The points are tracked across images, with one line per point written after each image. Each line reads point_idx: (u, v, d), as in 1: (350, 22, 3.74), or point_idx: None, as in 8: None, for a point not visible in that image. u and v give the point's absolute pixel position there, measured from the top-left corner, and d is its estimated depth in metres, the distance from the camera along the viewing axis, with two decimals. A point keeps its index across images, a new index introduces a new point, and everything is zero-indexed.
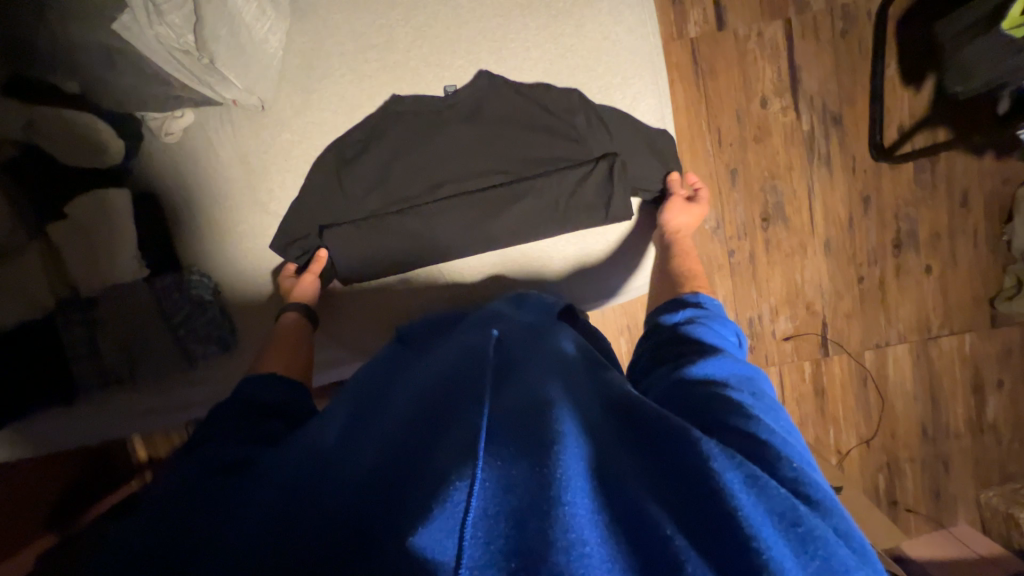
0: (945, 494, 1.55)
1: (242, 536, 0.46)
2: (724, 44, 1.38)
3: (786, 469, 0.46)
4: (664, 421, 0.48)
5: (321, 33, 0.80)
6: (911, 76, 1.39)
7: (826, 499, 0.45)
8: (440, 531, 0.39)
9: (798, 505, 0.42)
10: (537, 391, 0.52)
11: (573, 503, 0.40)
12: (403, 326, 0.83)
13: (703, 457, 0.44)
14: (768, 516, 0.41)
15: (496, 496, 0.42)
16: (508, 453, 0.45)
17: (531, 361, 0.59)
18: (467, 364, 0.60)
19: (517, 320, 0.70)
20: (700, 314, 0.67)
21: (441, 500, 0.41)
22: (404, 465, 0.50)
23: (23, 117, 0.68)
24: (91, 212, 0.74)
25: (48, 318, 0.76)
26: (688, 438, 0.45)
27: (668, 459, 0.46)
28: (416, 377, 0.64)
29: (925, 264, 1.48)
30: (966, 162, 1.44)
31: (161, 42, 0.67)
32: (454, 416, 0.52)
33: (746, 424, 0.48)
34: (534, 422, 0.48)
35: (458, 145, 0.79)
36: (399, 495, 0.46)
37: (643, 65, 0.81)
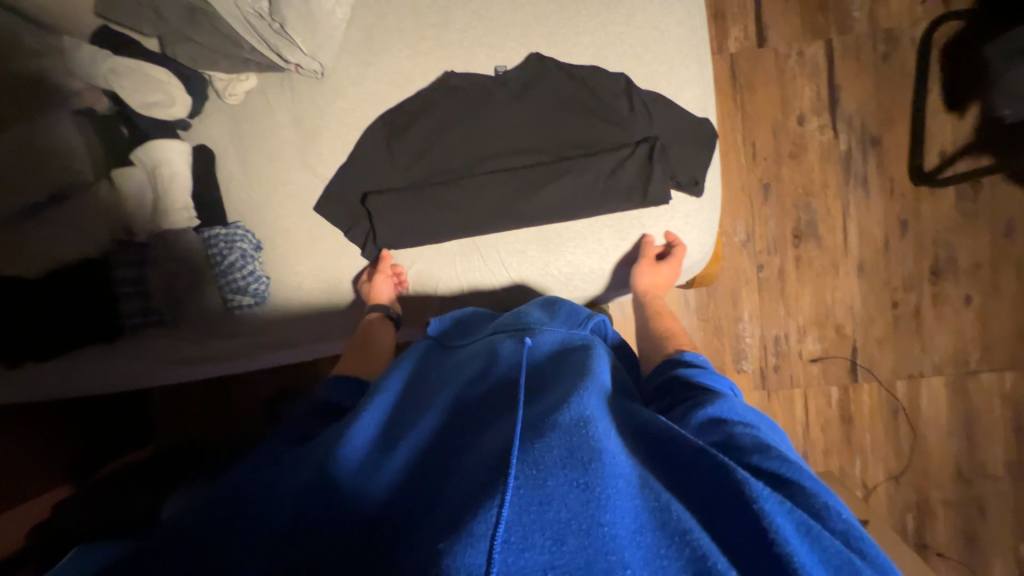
0: (981, 543, 1.45)
1: (274, 527, 0.46)
2: (764, 60, 1.40)
3: (836, 520, 0.46)
4: (702, 455, 0.49)
5: (383, 10, 0.84)
6: (955, 102, 1.38)
7: (880, 556, 0.44)
8: (473, 540, 0.38)
9: (855, 558, 0.42)
10: (570, 402, 0.53)
11: (612, 524, 0.41)
12: (433, 317, 0.83)
13: (750, 498, 0.44)
14: (822, 565, 0.42)
15: (531, 506, 0.41)
16: (543, 462, 0.45)
17: (563, 375, 0.60)
18: (500, 378, 0.61)
19: (550, 329, 0.71)
20: (700, 365, 0.69)
21: (477, 505, 0.41)
22: (438, 473, 0.51)
23: (107, 63, 0.76)
24: (154, 157, 0.80)
25: (102, 256, 0.80)
26: (731, 476, 0.46)
27: (708, 496, 0.47)
28: (448, 384, 0.66)
29: (964, 294, 1.43)
30: (1011, 192, 1.40)
31: (237, 6, 0.72)
32: (489, 428, 0.54)
33: (785, 469, 0.50)
34: (568, 433, 0.48)
35: (503, 123, 0.82)
36: (433, 501, 0.47)
37: (689, 57, 0.83)
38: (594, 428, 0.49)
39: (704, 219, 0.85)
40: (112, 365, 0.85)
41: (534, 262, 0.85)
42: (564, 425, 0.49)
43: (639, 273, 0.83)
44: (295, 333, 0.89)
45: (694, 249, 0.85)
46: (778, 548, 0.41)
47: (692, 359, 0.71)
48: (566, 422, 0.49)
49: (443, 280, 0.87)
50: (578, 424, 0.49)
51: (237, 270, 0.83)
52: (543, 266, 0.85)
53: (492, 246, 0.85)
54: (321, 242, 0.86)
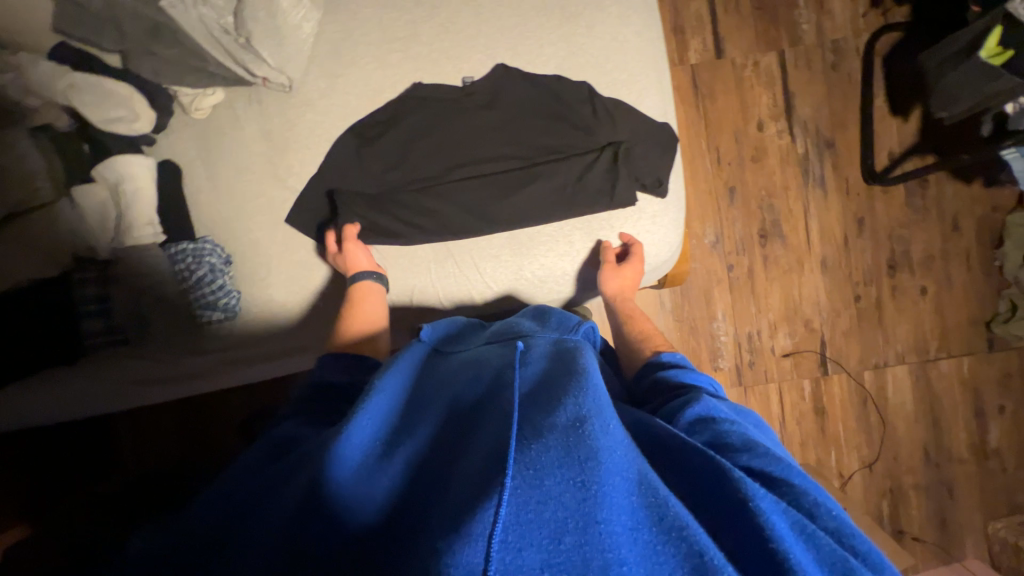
0: (952, 524, 1.51)
1: (265, 539, 0.46)
2: (723, 70, 1.47)
3: (827, 517, 0.48)
4: (700, 455, 0.51)
5: (350, 24, 0.86)
6: (899, 106, 1.47)
7: (872, 551, 0.46)
8: (472, 540, 0.39)
9: (848, 557, 0.44)
10: (568, 397, 0.52)
11: (609, 521, 0.41)
12: (425, 326, 0.82)
13: (745, 497, 0.46)
14: (817, 564, 0.43)
15: (528, 506, 0.42)
16: (541, 461, 0.45)
17: (561, 370, 0.59)
18: (497, 376, 0.60)
19: (543, 335, 0.72)
20: (683, 365, 0.71)
21: (475, 508, 0.42)
22: (435, 473, 0.51)
23: (65, 79, 0.75)
24: (118, 172, 0.78)
25: (63, 275, 0.78)
26: (727, 478, 0.48)
27: (707, 493, 0.49)
28: (443, 385, 0.65)
29: (920, 285, 1.51)
30: (955, 188, 1.50)
31: (202, 22, 0.75)
32: (485, 424, 0.53)
33: (776, 468, 0.52)
34: (566, 430, 0.48)
35: (473, 131, 0.84)
36: (429, 504, 0.47)
37: (648, 66, 0.87)
38: (593, 423, 0.49)
39: (671, 219, 0.88)
40: (72, 385, 0.82)
41: (508, 266, 0.86)
42: (561, 425, 0.48)
43: (605, 282, 0.84)
44: (269, 347, 0.87)
45: (663, 249, 0.88)
46: (773, 546, 0.43)
47: (675, 359, 0.73)
48: (563, 420, 0.49)
49: (422, 289, 0.87)
50: (575, 424, 0.48)
51: (208, 286, 0.82)
52: (519, 271, 0.86)
53: (466, 251, 0.86)
54: (296, 254, 0.86)
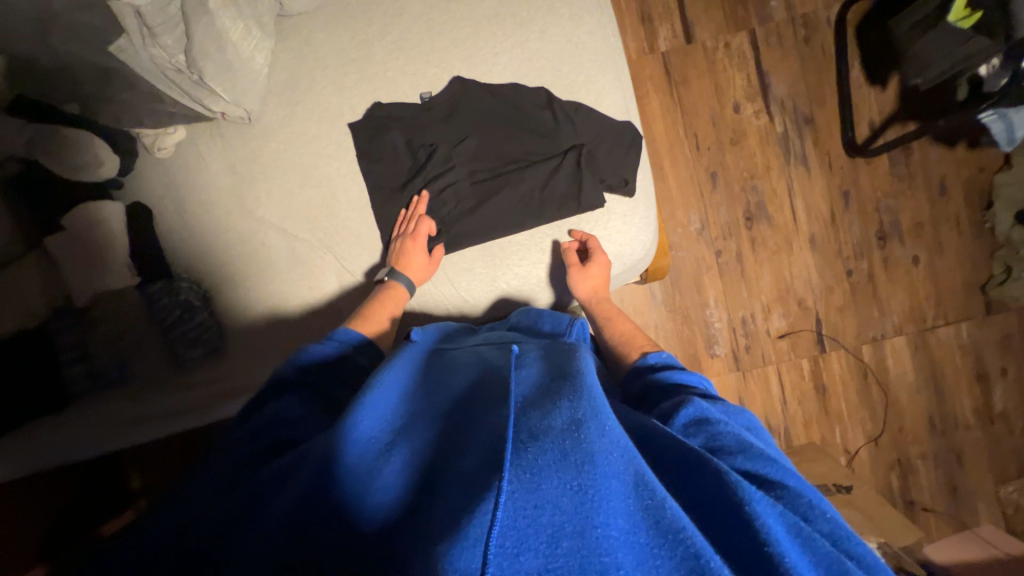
0: (963, 491, 1.50)
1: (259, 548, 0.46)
2: (694, 55, 1.46)
3: (821, 521, 0.49)
4: (697, 456, 0.51)
5: (305, 50, 0.86)
6: (875, 75, 1.45)
7: (863, 551, 0.47)
8: (469, 543, 0.39)
9: (844, 558, 0.45)
10: (566, 396, 0.53)
11: (606, 526, 0.41)
12: (415, 330, 0.81)
13: (743, 501, 0.46)
14: (813, 565, 0.44)
15: (525, 509, 0.42)
16: (538, 464, 0.45)
17: (557, 371, 0.60)
18: (495, 380, 0.61)
19: (534, 339, 0.72)
20: (675, 365, 0.71)
21: (471, 513, 0.42)
22: (428, 476, 0.50)
23: (25, 133, 0.75)
24: (86, 222, 0.78)
25: (41, 326, 0.78)
26: (724, 478, 0.48)
27: (700, 491, 0.49)
28: (441, 388, 0.65)
29: (912, 254, 1.49)
30: (939, 153, 1.48)
31: (154, 62, 0.73)
32: (482, 426, 0.53)
33: (769, 470, 0.53)
34: (563, 430, 0.48)
35: (436, 146, 0.86)
36: (425, 507, 0.47)
37: (606, 64, 0.87)
38: (590, 422, 0.49)
39: (642, 217, 0.87)
40: (52, 430, 0.81)
41: (483, 278, 0.86)
42: (558, 427, 0.48)
43: (579, 286, 0.83)
44: (253, 377, 0.87)
45: (637, 249, 0.87)
46: (769, 548, 0.43)
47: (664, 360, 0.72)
48: (560, 423, 0.49)
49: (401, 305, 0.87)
50: (572, 426, 0.48)
51: (190, 320, 0.82)
52: (495, 281, 0.86)
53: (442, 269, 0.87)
54: (274, 285, 0.86)
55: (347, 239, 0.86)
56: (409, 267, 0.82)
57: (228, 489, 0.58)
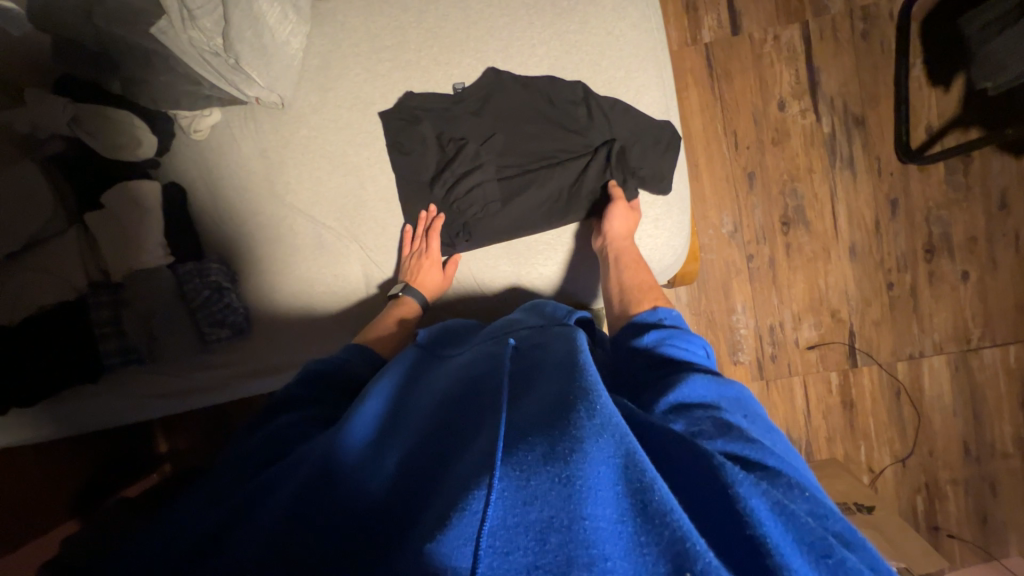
0: (993, 521, 1.43)
1: (262, 532, 0.48)
2: (739, 47, 1.38)
3: (799, 500, 0.46)
4: (675, 442, 0.49)
5: (339, 35, 0.85)
6: (938, 75, 1.35)
7: (851, 531, 0.45)
8: (462, 542, 0.41)
9: (829, 536, 0.42)
10: (556, 391, 0.53)
11: (593, 517, 0.41)
12: (421, 330, 0.83)
13: (727, 482, 0.44)
14: (797, 546, 0.41)
15: (515, 507, 0.43)
16: (526, 461, 0.45)
17: (550, 364, 0.60)
18: (489, 374, 0.62)
19: (529, 324, 0.73)
20: (669, 335, 0.68)
21: (460, 509, 0.43)
22: (426, 473, 0.52)
23: (69, 112, 0.77)
24: (123, 202, 0.80)
25: (81, 299, 0.82)
26: (707, 462, 0.46)
27: (684, 473, 0.47)
28: (437, 379, 0.67)
29: (961, 270, 1.40)
30: (1003, 163, 1.37)
31: (193, 45, 0.73)
32: (476, 425, 0.54)
33: (751, 451, 0.50)
34: (551, 425, 0.48)
35: (466, 138, 0.84)
36: (420, 501, 0.49)
37: (648, 60, 0.83)
38: (578, 412, 0.49)
39: (675, 222, 0.85)
40: (96, 399, 0.86)
41: (501, 272, 0.86)
42: (546, 422, 0.49)
43: (617, 219, 0.80)
44: (281, 360, 0.88)
45: (668, 255, 0.85)
46: (754, 534, 0.41)
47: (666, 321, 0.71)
48: (549, 418, 0.49)
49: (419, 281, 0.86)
50: (560, 419, 0.49)
51: (217, 301, 0.84)
52: (516, 278, 0.86)
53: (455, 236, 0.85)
54: (300, 273, 0.87)
55: (374, 232, 0.87)
56: (426, 281, 0.84)
57: (232, 474, 0.59)
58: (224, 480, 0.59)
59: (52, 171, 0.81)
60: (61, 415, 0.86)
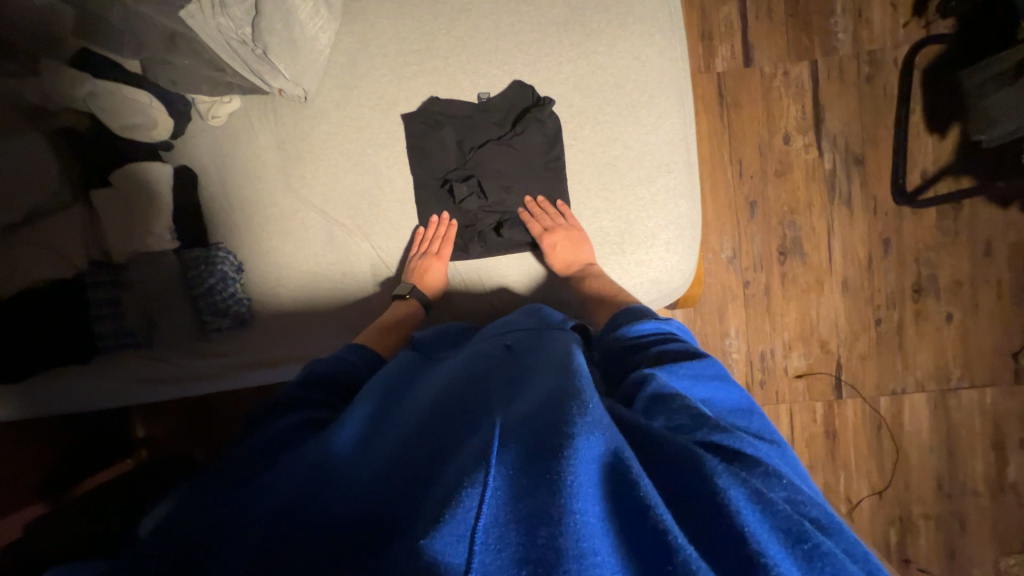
0: (961, 557, 1.47)
1: (259, 531, 0.49)
2: (750, 79, 1.42)
3: (776, 486, 0.47)
4: (658, 438, 0.50)
5: (368, 35, 0.86)
6: (936, 123, 1.40)
7: (822, 515, 0.46)
8: (454, 538, 0.41)
9: (804, 521, 0.43)
10: (547, 393, 0.56)
11: (583, 511, 0.41)
12: (417, 333, 0.84)
13: (708, 473, 0.45)
14: (774, 533, 0.41)
15: (507, 504, 0.43)
16: (518, 460, 0.47)
17: (541, 371, 0.63)
18: (482, 381, 0.65)
19: (525, 329, 0.77)
20: (646, 327, 0.71)
21: (452, 506, 0.43)
22: (418, 470, 0.53)
23: (86, 87, 0.75)
24: (134, 183, 0.79)
25: (78, 277, 0.79)
26: (688, 454, 0.47)
27: (667, 466, 0.48)
28: (432, 383, 0.70)
29: (945, 311, 1.45)
30: (990, 211, 1.43)
31: (221, 32, 0.71)
32: (470, 428, 0.56)
33: (731, 440, 0.50)
34: (543, 424, 0.50)
35: (487, 146, 0.87)
36: (410, 496, 0.50)
37: (669, 87, 0.87)
38: (570, 410, 0.51)
39: (686, 246, 0.88)
40: (87, 378, 0.84)
41: (485, 271, 0.89)
42: (538, 422, 0.51)
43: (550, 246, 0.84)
44: (280, 354, 0.87)
45: (675, 276, 0.88)
46: (733, 523, 0.41)
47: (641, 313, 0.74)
48: (540, 418, 0.51)
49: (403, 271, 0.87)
50: (551, 419, 0.50)
51: (222, 291, 0.83)
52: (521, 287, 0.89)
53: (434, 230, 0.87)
54: (308, 265, 0.87)
55: (387, 234, 0.88)
56: (428, 281, 0.85)
57: (229, 478, 0.59)
58: (227, 484, 0.59)
59: (60, 144, 0.78)
60: (44, 396, 0.83)
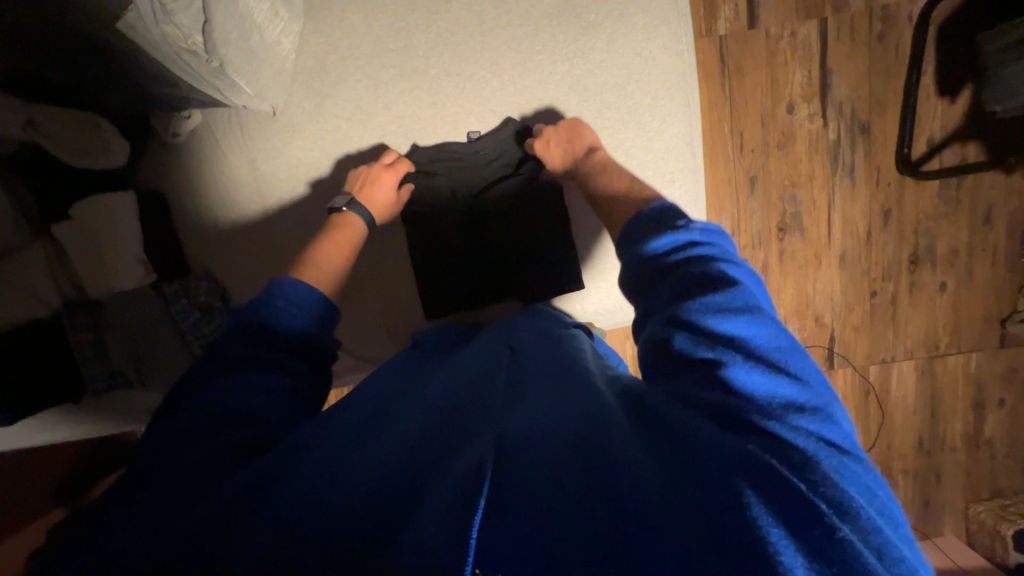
0: (934, 506, 1.59)
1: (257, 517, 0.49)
2: (755, 42, 1.31)
3: (803, 466, 0.45)
4: (673, 426, 0.50)
5: (336, 34, 0.81)
6: (947, 86, 1.33)
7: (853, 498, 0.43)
8: (453, 529, 0.43)
9: (821, 505, 0.42)
10: (551, 400, 0.58)
11: (571, 505, 0.45)
12: (420, 331, 0.87)
13: (720, 454, 0.46)
14: (782, 514, 0.41)
15: (504, 503, 0.46)
16: (521, 459, 0.50)
17: (546, 373, 0.64)
18: (487, 379, 0.66)
19: (533, 329, 0.78)
20: (670, 244, 0.64)
21: (455, 499, 0.45)
22: (425, 460, 0.53)
23: (23, 115, 0.65)
24: (98, 214, 0.74)
25: (54, 320, 0.75)
26: (702, 438, 0.48)
27: (682, 450, 0.48)
28: (439, 377, 0.71)
29: (940, 281, 1.46)
30: (993, 179, 1.40)
31: (166, 41, 0.60)
32: (477, 422, 0.57)
33: (757, 417, 0.49)
34: (548, 429, 0.53)
35: (475, 156, 0.86)
36: (416, 485, 0.50)
37: (675, 85, 0.83)
38: (573, 418, 0.54)
39: None
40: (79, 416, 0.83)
41: (481, 291, 0.91)
42: (544, 425, 0.54)
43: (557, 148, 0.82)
44: None
45: None
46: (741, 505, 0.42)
47: (664, 213, 0.67)
48: (546, 420, 0.54)
49: (407, 291, 0.93)
50: (555, 421, 0.54)
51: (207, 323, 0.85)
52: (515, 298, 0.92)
53: (429, 249, 0.90)
54: None
55: (376, 254, 0.91)
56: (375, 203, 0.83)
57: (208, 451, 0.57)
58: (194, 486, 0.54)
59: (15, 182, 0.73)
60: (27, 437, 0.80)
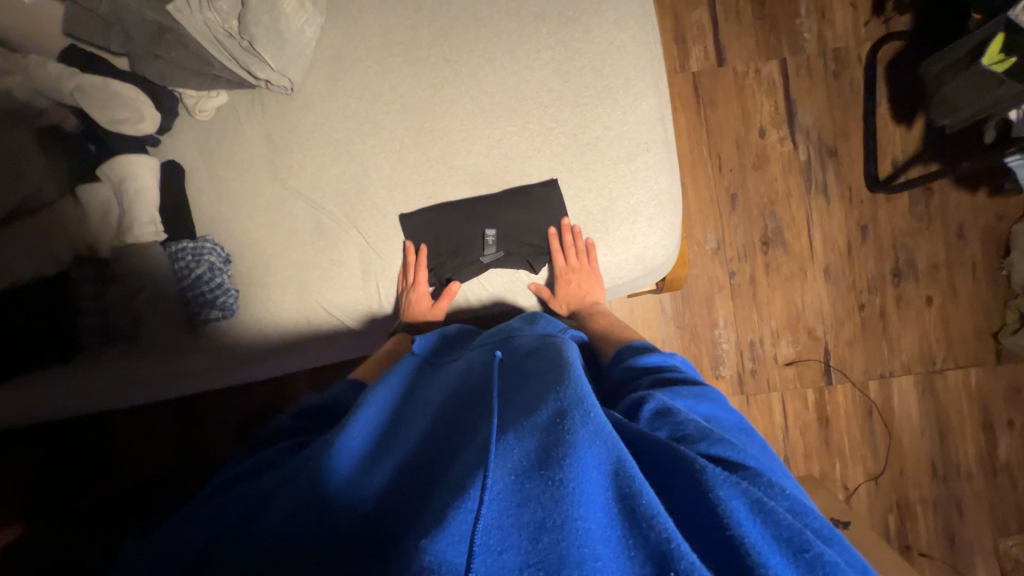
0: (961, 542, 1.47)
1: (257, 539, 0.51)
2: (724, 77, 1.48)
3: (780, 495, 0.48)
4: (671, 453, 0.49)
5: (351, 30, 0.94)
6: (901, 113, 1.47)
7: (824, 525, 0.47)
8: (453, 540, 0.41)
9: (806, 531, 0.43)
10: (544, 403, 0.54)
11: (585, 517, 0.42)
12: (420, 337, 0.88)
13: (706, 483, 0.46)
14: (774, 542, 0.43)
15: (509, 509, 0.43)
16: (520, 466, 0.47)
17: (539, 376, 0.62)
18: (479, 387, 0.64)
19: (527, 336, 0.76)
20: (651, 357, 0.73)
21: (455, 508, 0.43)
22: (421, 484, 0.55)
23: (73, 80, 0.81)
24: (119, 174, 0.85)
25: (60, 274, 0.82)
26: (690, 466, 0.47)
27: (666, 473, 0.49)
28: (435, 397, 0.69)
29: (925, 294, 1.49)
30: (959, 196, 1.49)
31: (208, 25, 0.80)
32: (469, 437, 0.56)
33: (731, 453, 0.52)
34: (545, 430, 0.50)
35: (470, 126, 0.94)
36: (413, 506, 0.52)
37: (645, 69, 0.95)
38: (572, 420, 0.50)
39: (667, 222, 0.95)
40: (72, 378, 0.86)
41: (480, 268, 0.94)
42: (544, 423, 0.51)
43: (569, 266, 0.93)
44: (260, 350, 0.92)
45: (660, 252, 0.95)
46: (730, 531, 0.43)
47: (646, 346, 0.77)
48: (547, 421, 0.51)
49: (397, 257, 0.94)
50: (557, 419, 0.51)
51: (209, 280, 0.87)
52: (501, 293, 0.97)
53: (425, 217, 0.93)
54: (306, 248, 0.92)
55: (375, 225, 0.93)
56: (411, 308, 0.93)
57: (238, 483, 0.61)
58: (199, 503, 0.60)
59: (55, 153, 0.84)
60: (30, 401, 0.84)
